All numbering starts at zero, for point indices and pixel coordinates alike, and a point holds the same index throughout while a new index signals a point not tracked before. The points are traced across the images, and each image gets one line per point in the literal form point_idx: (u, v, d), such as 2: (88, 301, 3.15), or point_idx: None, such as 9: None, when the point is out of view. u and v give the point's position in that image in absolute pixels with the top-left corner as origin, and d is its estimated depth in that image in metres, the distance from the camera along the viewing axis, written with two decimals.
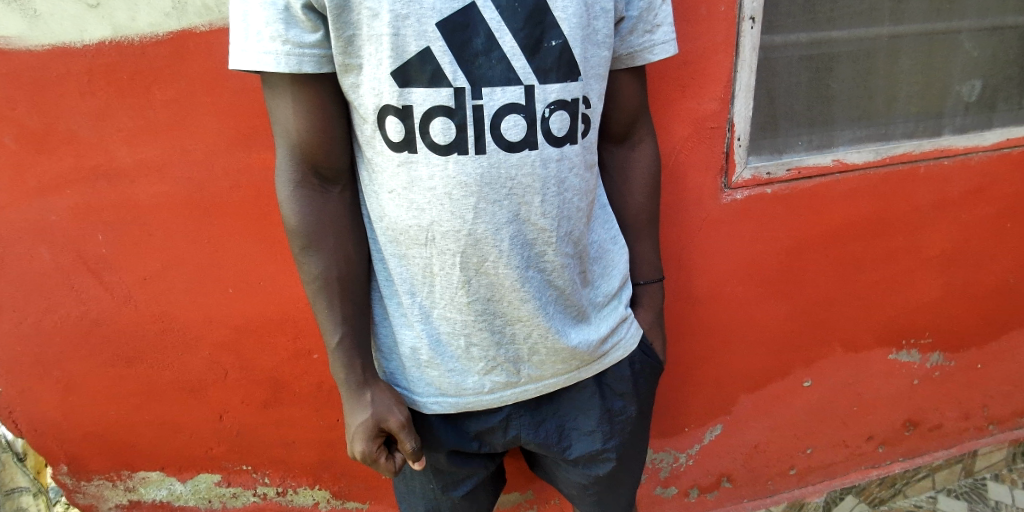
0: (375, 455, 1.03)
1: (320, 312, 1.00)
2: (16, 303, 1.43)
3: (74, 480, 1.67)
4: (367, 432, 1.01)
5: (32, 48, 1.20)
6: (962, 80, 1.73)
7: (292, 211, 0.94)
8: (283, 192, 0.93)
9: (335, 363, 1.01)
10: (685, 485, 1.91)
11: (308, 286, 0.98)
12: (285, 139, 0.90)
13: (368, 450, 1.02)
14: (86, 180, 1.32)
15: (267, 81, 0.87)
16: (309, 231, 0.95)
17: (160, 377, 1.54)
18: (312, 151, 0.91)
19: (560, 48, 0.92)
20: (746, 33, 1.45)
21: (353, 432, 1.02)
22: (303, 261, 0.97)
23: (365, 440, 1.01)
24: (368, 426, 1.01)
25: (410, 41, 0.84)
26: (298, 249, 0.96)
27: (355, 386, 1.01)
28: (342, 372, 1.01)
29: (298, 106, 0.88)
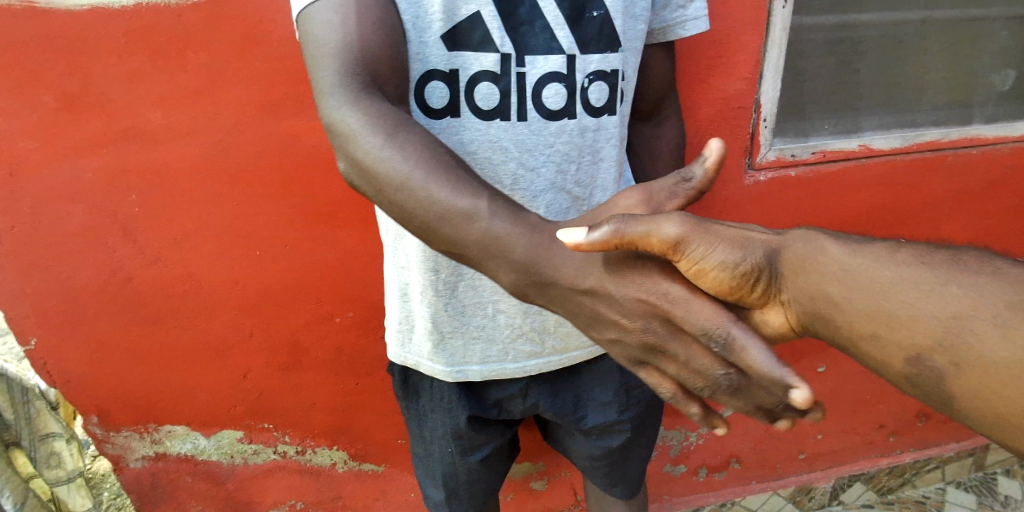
0: (677, 299, 0.74)
1: (444, 193, 0.74)
2: (50, 258, 1.47)
3: (103, 430, 1.73)
4: (644, 274, 0.76)
5: (71, 9, 1.22)
6: (997, 68, 1.70)
7: (354, 112, 0.74)
8: (338, 97, 0.74)
9: (506, 244, 0.75)
10: (695, 464, 1.95)
11: (408, 178, 0.74)
12: (337, 47, 0.76)
13: (663, 296, 0.74)
14: (120, 141, 1.35)
15: (310, 11, 0.78)
16: (390, 118, 0.75)
17: (189, 332, 1.59)
18: (376, 58, 0.78)
19: (600, 19, 0.93)
20: (778, 13, 1.44)
21: (622, 309, 0.76)
22: (386, 155, 0.74)
23: (647, 287, 0.75)
24: (640, 266, 0.76)
25: (461, 5, 0.86)
26: (379, 139, 0.74)
27: (548, 240, 0.77)
28: (517, 244, 0.75)
29: (357, 15, 0.77)
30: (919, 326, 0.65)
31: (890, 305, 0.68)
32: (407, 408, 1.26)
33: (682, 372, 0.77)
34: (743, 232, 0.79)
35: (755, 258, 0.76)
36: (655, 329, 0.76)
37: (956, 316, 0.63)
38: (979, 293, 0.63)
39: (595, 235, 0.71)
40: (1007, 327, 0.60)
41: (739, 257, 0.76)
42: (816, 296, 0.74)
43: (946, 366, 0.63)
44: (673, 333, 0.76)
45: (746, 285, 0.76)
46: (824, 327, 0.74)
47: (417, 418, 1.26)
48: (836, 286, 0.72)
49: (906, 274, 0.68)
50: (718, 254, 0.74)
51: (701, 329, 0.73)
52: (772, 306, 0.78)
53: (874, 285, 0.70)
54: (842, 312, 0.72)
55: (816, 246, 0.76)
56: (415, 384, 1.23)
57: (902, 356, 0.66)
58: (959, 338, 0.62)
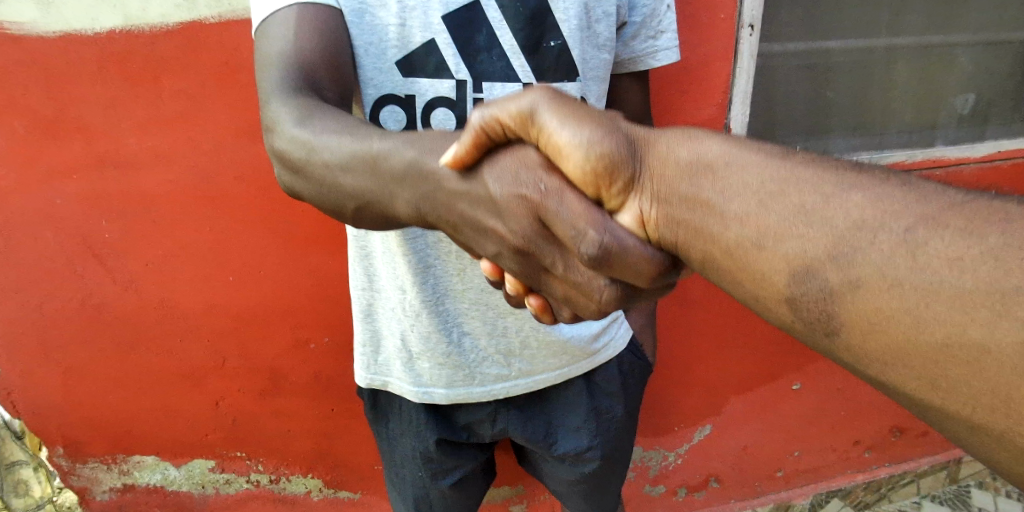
0: (549, 192, 0.64)
1: (340, 147, 0.72)
2: (18, 285, 1.44)
3: (70, 462, 1.68)
4: (522, 166, 0.66)
5: (45, 36, 1.22)
6: (957, 92, 1.76)
7: (281, 101, 0.76)
8: (274, 93, 0.77)
9: (391, 160, 0.70)
10: (674, 484, 1.94)
11: (313, 146, 0.73)
12: (279, 58, 0.79)
13: (537, 190, 0.65)
14: (93, 167, 1.34)
15: (264, 29, 0.83)
16: (309, 102, 0.76)
17: (161, 361, 1.56)
18: (311, 65, 0.80)
19: (558, 49, 0.98)
20: (745, 40, 1.47)
21: (499, 210, 0.67)
22: (297, 135, 0.74)
23: (521, 182, 0.66)
24: (519, 158, 0.66)
25: (415, 32, 0.92)
26: (292, 119, 0.74)
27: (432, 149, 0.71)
28: (401, 164, 0.70)
29: (302, 32, 0.81)
30: (813, 232, 0.50)
31: (783, 213, 0.52)
32: (377, 430, 1.25)
33: (565, 284, 0.69)
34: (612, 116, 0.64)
35: (614, 142, 0.62)
36: (534, 234, 0.67)
37: (855, 226, 0.49)
38: (880, 199, 0.49)
39: (465, 135, 0.67)
40: (913, 246, 0.46)
41: (592, 136, 0.61)
42: (698, 209, 0.58)
43: (840, 285, 0.49)
44: (552, 237, 0.67)
45: (599, 174, 0.62)
46: (695, 242, 0.59)
47: (388, 441, 1.24)
48: (717, 190, 0.57)
49: (800, 179, 0.53)
50: (571, 131, 0.61)
51: (570, 228, 0.64)
52: (628, 202, 0.63)
53: (764, 188, 0.54)
54: (725, 224, 0.56)
55: (688, 136, 0.61)
56: (385, 406, 1.22)
57: (787, 268, 0.52)
58: (856, 253, 0.48)
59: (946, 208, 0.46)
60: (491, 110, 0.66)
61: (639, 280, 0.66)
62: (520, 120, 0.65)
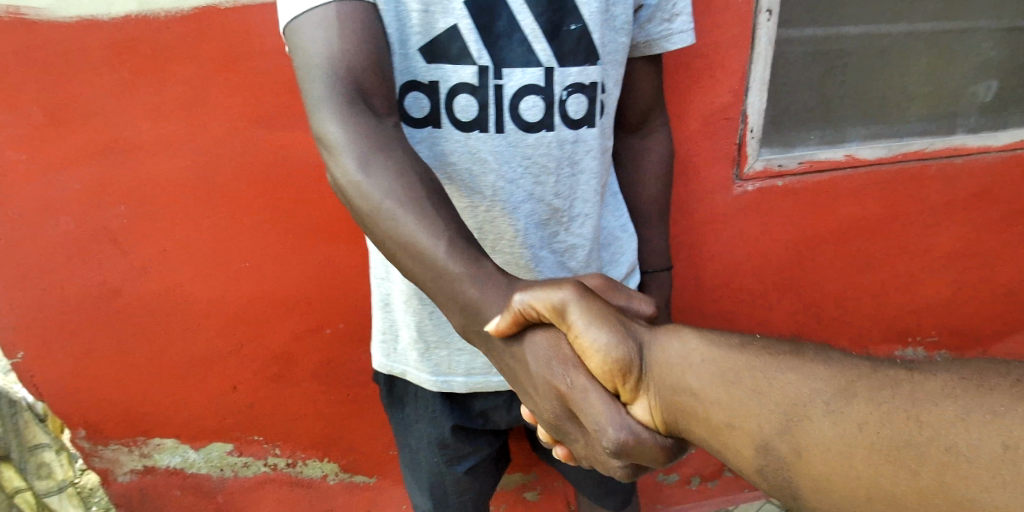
0: (578, 387, 0.80)
1: (404, 225, 0.79)
2: (38, 269, 1.46)
3: (91, 444, 1.71)
4: (556, 353, 0.82)
5: (62, 21, 1.23)
6: (977, 80, 1.73)
7: (335, 132, 0.79)
8: (323, 113, 0.80)
9: (457, 286, 0.80)
10: (687, 472, 1.95)
11: (379, 207, 0.79)
12: (320, 63, 0.80)
13: (566, 381, 0.81)
14: (111, 152, 1.36)
15: (297, 24, 0.82)
16: (365, 144, 0.80)
17: (179, 346, 1.59)
18: (357, 68, 0.81)
19: (578, 32, 0.98)
20: (763, 26, 1.46)
21: (534, 384, 0.83)
22: (359, 181, 0.79)
23: (556, 368, 0.81)
24: (554, 344, 0.82)
25: (438, 18, 0.91)
26: (353, 165, 0.80)
27: (490, 287, 0.81)
28: (464, 284, 0.80)
29: (341, 27, 0.80)
30: (763, 412, 0.64)
31: (739, 393, 0.67)
32: (393, 418, 1.26)
33: (588, 455, 0.83)
34: (627, 321, 0.83)
35: (629, 349, 0.79)
36: (563, 413, 0.83)
37: (794, 403, 0.62)
38: (812, 377, 0.63)
39: (506, 311, 0.80)
40: (835, 415, 0.59)
41: (613, 344, 0.79)
42: (682, 401, 0.73)
43: (788, 454, 0.61)
44: (578, 419, 0.82)
45: (615, 374, 0.78)
46: (687, 422, 0.73)
47: (403, 428, 1.26)
48: (695, 378, 0.73)
49: (748, 362, 0.69)
50: (597, 335, 0.79)
51: (594, 421, 0.78)
52: (639, 399, 0.78)
53: (727, 378, 0.70)
54: (697, 402, 0.72)
55: (676, 338, 0.79)
56: (400, 393, 1.23)
57: (751, 443, 0.64)
58: (800, 423, 0.61)
59: (859, 377, 0.61)
60: (529, 297, 0.80)
61: (649, 461, 0.79)
62: (553, 313, 0.80)
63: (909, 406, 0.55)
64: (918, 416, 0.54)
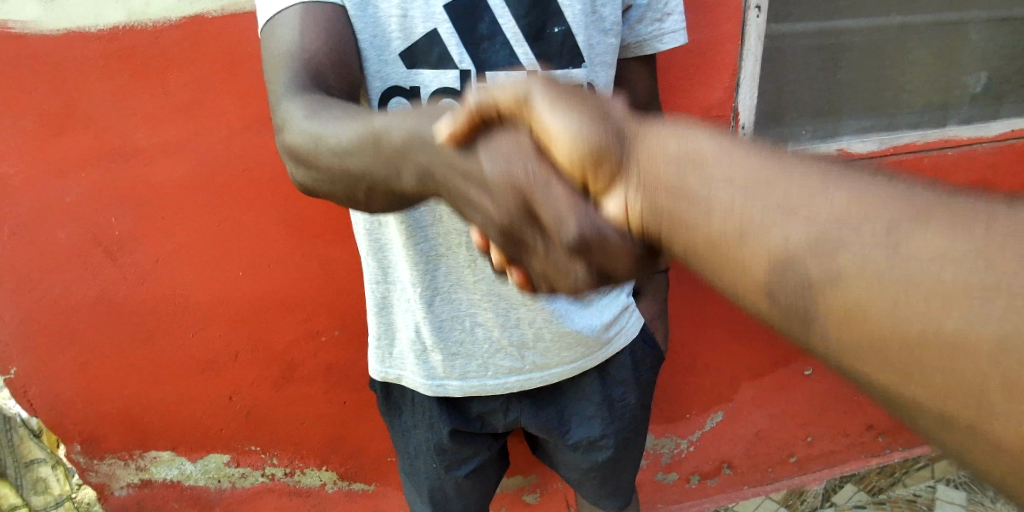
0: (535, 176, 0.53)
1: (340, 134, 0.67)
2: (31, 283, 1.45)
3: (87, 458, 1.70)
4: (514, 151, 0.55)
5: (49, 33, 1.22)
6: (969, 70, 1.72)
7: (293, 102, 0.73)
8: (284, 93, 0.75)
9: (386, 136, 0.63)
10: (687, 471, 1.94)
11: (319, 136, 0.68)
12: (290, 55, 0.78)
13: (525, 171, 0.54)
14: (101, 163, 1.34)
15: (269, 29, 0.83)
16: (319, 98, 0.74)
17: (174, 357, 1.58)
18: (319, 63, 0.79)
19: (562, 34, 0.97)
20: (752, 22, 1.45)
21: (484, 187, 0.56)
22: (308, 127, 0.70)
23: (510, 164, 0.55)
24: (513, 137, 0.55)
25: (418, 23, 0.91)
26: (300, 115, 0.71)
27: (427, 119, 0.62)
28: (392, 133, 0.63)
29: (309, 28, 0.81)
30: (777, 213, 0.42)
31: (761, 203, 0.43)
32: (391, 423, 1.25)
33: (546, 271, 0.57)
34: (608, 100, 0.53)
35: (604, 131, 0.50)
36: (515, 217, 0.55)
37: (834, 221, 0.40)
38: (868, 190, 0.41)
39: (460, 110, 0.57)
40: (892, 240, 0.38)
41: (585, 123, 0.50)
42: (669, 191, 0.47)
43: (819, 281, 0.40)
44: (535, 223, 0.55)
45: (586, 162, 0.50)
46: (674, 230, 0.47)
47: (402, 433, 1.25)
48: (699, 183, 0.46)
49: (787, 169, 0.44)
50: (563, 118, 0.51)
51: (553, 218, 0.53)
52: (615, 190, 0.50)
53: (752, 181, 0.44)
54: (703, 210, 0.45)
55: (680, 130, 0.49)
56: (398, 399, 1.22)
57: (757, 277, 0.43)
58: (836, 245, 0.40)
59: (934, 205, 0.38)
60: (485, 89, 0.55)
61: (620, 271, 0.54)
62: (514, 104, 0.54)
63: (999, 240, 0.36)
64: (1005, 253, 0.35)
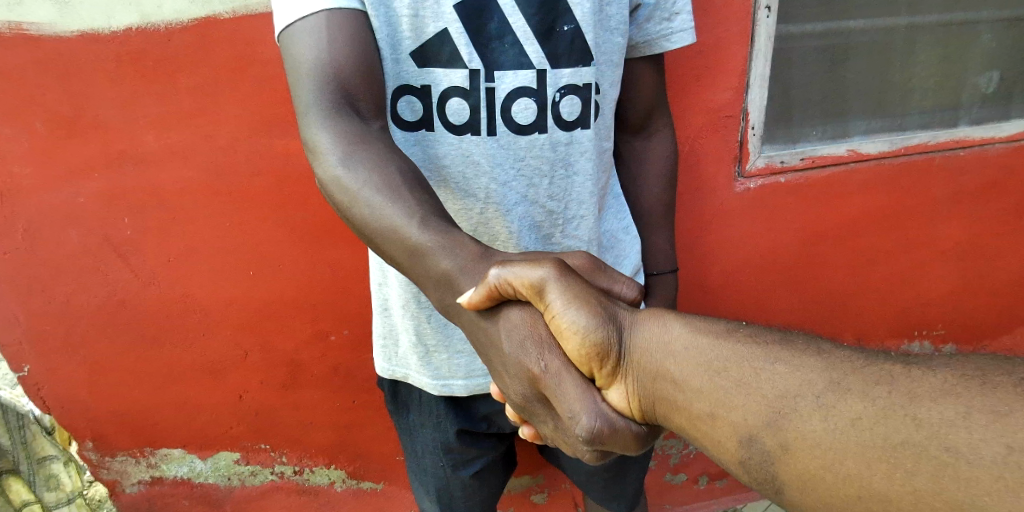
0: (552, 370, 0.75)
1: (380, 208, 0.78)
2: (44, 283, 1.47)
3: (99, 455, 1.72)
4: (532, 333, 0.77)
5: (62, 35, 1.23)
6: (980, 71, 1.71)
7: (320, 131, 0.79)
8: (311, 116, 0.80)
9: (429, 259, 0.78)
10: (695, 472, 1.94)
11: (357, 196, 0.78)
12: (314, 68, 0.81)
13: (538, 365, 0.76)
14: (113, 164, 1.36)
15: (290, 31, 0.83)
16: (349, 138, 0.79)
17: (184, 357, 1.59)
18: (347, 79, 0.82)
19: (572, 33, 0.97)
20: (762, 23, 1.45)
21: (506, 364, 0.78)
22: (341, 174, 0.79)
23: (527, 350, 0.76)
24: (530, 322, 0.77)
25: (428, 22, 0.92)
26: (335, 158, 0.79)
27: (468, 266, 0.78)
28: (437, 257, 0.78)
29: (330, 34, 0.81)
30: (747, 404, 0.60)
31: (726, 382, 0.63)
32: (397, 423, 1.25)
33: (555, 437, 0.79)
34: (606, 303, 0.76)
35: (607, 333, 0.73)
36: (531, 396, 0.78)
37: (783, 397, 0.58)
38: (803, 366, 0.59)
39: (481, 285, 0.76)
40: (824, 409, 0.55)
41: (591, 327, 0.73)
42: (658, 382, 0.70)
43: (776, 448, 0.57)
44: (546, 402, 0.78)
45: (593, 359, 0.73)
46: (667, 409, 0.69)
47: (408, 432, 1.25)
48: (680, 368, 0.68)
49: (742, 353, 0.65)
50: (575, 319, 0.74)
51: (567, 409, 0.74)
52: (616, 384, 0.74)
53: (711, 363, 0.66)
54: (683, 392, 0.67)
55: (663, 327, 0.73)
56: (405, 398, 1.22)
57: (733, 437, 0.61)
58: (787, 417, 0.57)
59: (850, 373, 0.56)
60: (506, 271, 0.75)
61: (619, 447, 0.75)
62: (531, 289, 0.75)
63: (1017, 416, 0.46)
64: (906, 414, 0.51)
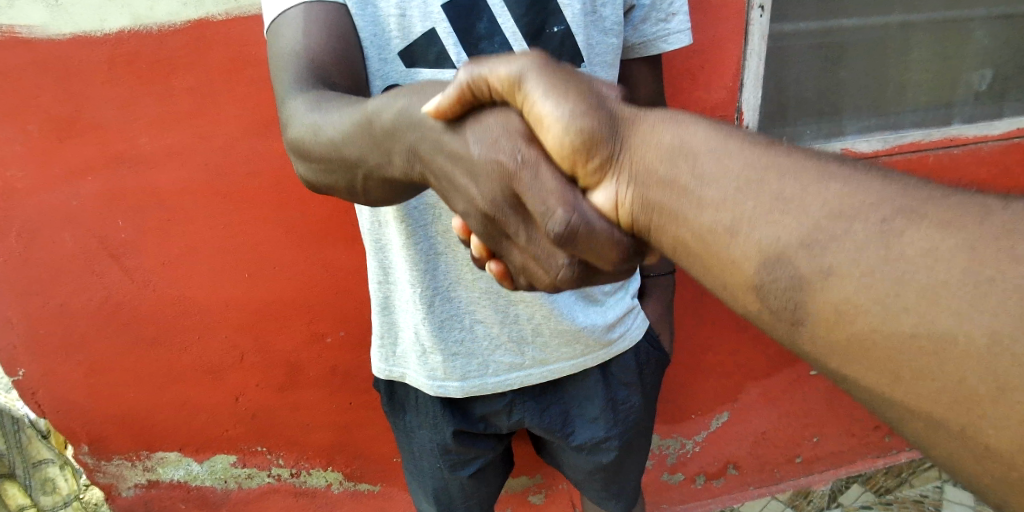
0: (527, 161, 0.58)
1: (338, 123, 0.71)
2: (39, 286, 1.46)
3: (95, 459, 1.71)
4: (503, 129, 0.60)
5: (56, 38, 1.23)
6: (974, 68, 1.72)
7: (294, 97, 0.77)
8: (287, 90, 0.78)
9: (382, 117, 0.68)
10: (692, 471, 1.94)
11: (319, 126, 0.72)
12: (294, 58, 0.80)
13: (513, 157, 0.59)
14: (108, 167, 1.35)
15: (276, 28, 0.85)
16: (319, 86, 0.77)
17: (180, 359, 1.58)
18: (321, 64, 0.80)
19: (562, 34, 0.97)
20: (756, 22, 1.45)
21: (472, 168, 0.62)
22: (310, 118, 0.73)
23: (500, 146, 0.60)
24: (503, 120, 0.60)
25: (415, 22, 0.92)
26: (303, 104, 0.75)
27: (424, 98, 0.67)
28: (388, 115, 0.67)
29: (310, 28, 0.82)
30: (786, 216, 0.44)
31: (767, 194, 0.45)
32: (395, 424, 1.25)
33: (525, 254, 0.64)
34: (599, 92, 0.56)
35: (596, 119, 0.54)
36: (502, 201, 0.62)
37: (834, 214, 0.42)
38: (859, 188, 0.43)
39: (452, 86, 0.62)
40: (889, 237, 0.41)
41: (578, 110, 0.54)
42: (656, 188, 0.52)
43: (811, 274, 0.43)
44: (520, 207, 0.61)
45: (577, 150, 0.55)
46: (666, 223, 0.51)
47: (406, 433, 1.25)
48: (695, 174, 0.49)
49: (781, 165, 0.46)
50: (556, 104, 0.55)
51: (539, 203, 0.59)
52: (603, 180, 0.56)
53: (741, 171, 0.47)
54: (694, 203, 0.49)
55: (668, 121, 0.53)
56: (402, 399, 1.22)
57: (757, 254, 0.45)
58: (829, 240, 0.42)
59: (925, 201, 0.41)
60: (481, 68, 0.59)
61: (600, 258, 0.61)
62: (508, 85, 0.58)
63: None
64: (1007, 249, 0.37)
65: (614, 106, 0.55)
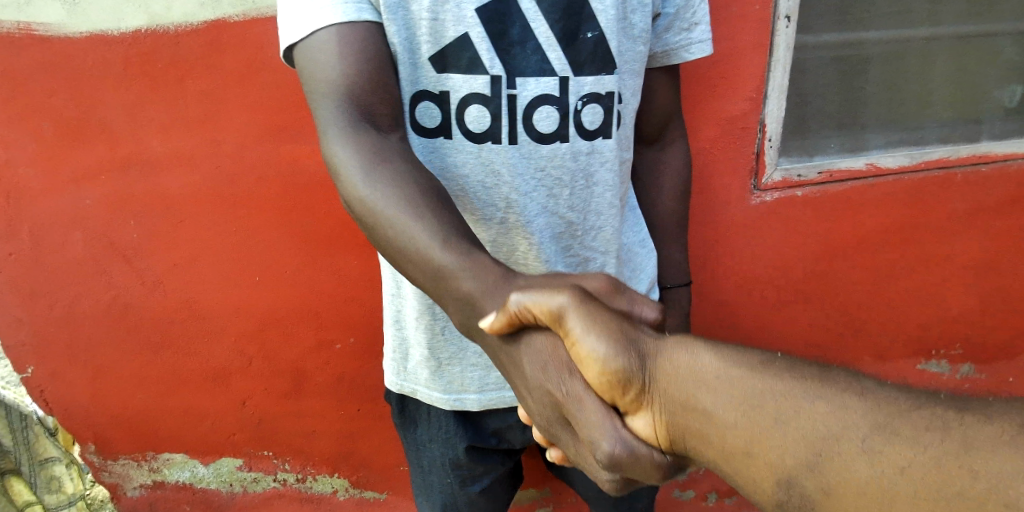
0: (573, 395, 0.70)
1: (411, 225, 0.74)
2: (49, 285, 1.46)
3: (100, 458, 1.70)
4: (553, 357, 0.71)
5: (71, 36, 1.22)
6: (1002, 84, 1.67)
7: (342, 148, 0.78)
8: (333, 130, 0.79)
9: (453, 282, 0.73)
10: (704, 489, 1.90)
11: (376, 207, 0.76)
12: (332, 90, 0.80)
13: (562, 389, 0.71)
14: (120, 168, 1.35)
15: (302, 43, 0.82)
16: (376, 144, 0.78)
17: (188, 362, 1.57)
18: (357, 90, 0.80)
19: (594, 40, 0.95)
20: (780, 32, 1.42)
21: (529, 387, 0.73)
22: (367, 187, 0.76)
23: (550, 375, 0.71)
24: (549, 344, 0.71)
25: (448, 26, 0.90)
26: (360, 167, 0.77)
27: (488, 287, 0.73)
28: (459, 280, 0.73)
29: (338, 47, 0.81)
30: (787, 437, 0.52)
31: (767, 422, 0.55)
32: (404, 437, 1.22)
33: (577, 460, 0.73)
34: (631, 328, 0.69)
35: (628, 359, 0.67)
36: (554, 418, 0.73)
37: (825, 436, 0.50)
38: (842, 410, 0.51)
39: (500, 310, 0.71)
40: (873, 454, 0.48)
41: (615, 351, 0.67)
42: (682, 411, 0.62)
43: (815, 492, 0.49)
44: (570, 426, 0.73)
45: (614, 386, 0.67)
46: (694, 442, 0.61)
47: (415, 447, 1.22)
48: (710, 401, 0.60)
49: (775, 389, 0.56)
50: (596, 343, 0.67)
51: (587, 432, 0.69)
52: (642, 412, 0.66)
53: (748, 397, 0.57)
54: (712, 424, 0.59)
55: (687, 350, 0.66)
56: (412, 412, 1.20)
57: (772, 478, 0.53)
58: (830, 456, 0.49)
59: (897, 414, 0.49)
60: (524, 299, 0.69)
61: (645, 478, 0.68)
62: (550, 317, 0.69)
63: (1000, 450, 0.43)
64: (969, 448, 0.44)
65: (645, 346, 0.68)
